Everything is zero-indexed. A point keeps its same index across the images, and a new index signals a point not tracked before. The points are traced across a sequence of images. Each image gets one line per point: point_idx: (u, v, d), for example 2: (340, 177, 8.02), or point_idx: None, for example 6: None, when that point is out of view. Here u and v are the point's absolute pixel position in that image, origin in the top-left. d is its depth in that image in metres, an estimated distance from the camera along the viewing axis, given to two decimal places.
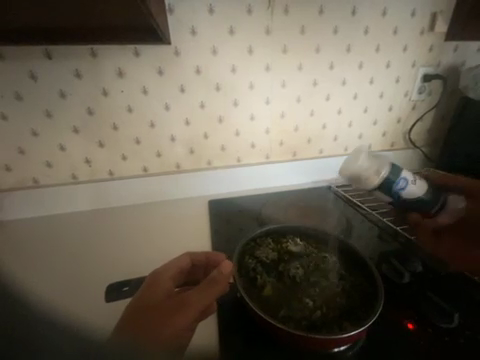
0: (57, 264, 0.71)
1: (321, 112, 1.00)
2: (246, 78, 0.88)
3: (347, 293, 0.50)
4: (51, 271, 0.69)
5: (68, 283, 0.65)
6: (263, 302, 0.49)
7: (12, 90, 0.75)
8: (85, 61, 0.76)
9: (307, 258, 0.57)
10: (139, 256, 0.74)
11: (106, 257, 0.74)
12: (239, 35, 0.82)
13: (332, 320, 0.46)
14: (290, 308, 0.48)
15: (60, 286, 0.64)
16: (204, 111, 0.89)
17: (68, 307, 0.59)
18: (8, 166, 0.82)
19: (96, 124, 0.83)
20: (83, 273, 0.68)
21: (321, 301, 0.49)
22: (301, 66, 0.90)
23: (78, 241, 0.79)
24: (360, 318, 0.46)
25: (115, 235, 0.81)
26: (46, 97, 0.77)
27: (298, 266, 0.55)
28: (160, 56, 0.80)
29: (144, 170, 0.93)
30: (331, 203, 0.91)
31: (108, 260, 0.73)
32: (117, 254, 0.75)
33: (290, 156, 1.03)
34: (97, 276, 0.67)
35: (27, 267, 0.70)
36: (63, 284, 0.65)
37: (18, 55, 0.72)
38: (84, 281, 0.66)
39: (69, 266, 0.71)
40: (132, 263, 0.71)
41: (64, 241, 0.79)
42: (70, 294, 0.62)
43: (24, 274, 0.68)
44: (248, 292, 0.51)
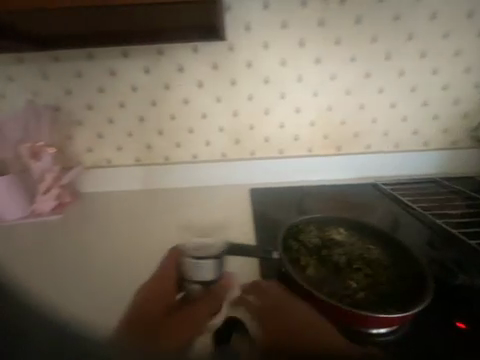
0: (61, 255, 0.69)
1: (371, 105, 0.95)
2: (295, 70, 0.89)
3: (391, 283, 0.53)
4: (55, 262, 0.67)
5: (54, 273, 0.64)
6: (307, 279, 0.53)
7: (97, 84, 0.90)
8: (153, 59, 0.88)
9: (351, 247, 0.60)
10: (160, 235, 0.74)
11: (114, 244, 0.71)
12: (291, 28, 0.84)
13: (374, 302, 0.49)
14: (334, 288, 0.51)
15: (45, 278, 0.62)
16: (252, 103, 0.94)
17: (52, 297, 0.57)
18: (89, 148, 0.98)
19: (157, 114, 0.95)
20: (83, 265, 0.65)
21: (364, 285, 0.52)
22: (353, 57, 0.88)
23: (87, 232, 0.77)
24: (402, 305, 0.49)
25: (130, 219, 0.81)
26: (122, 90, 0.91)
27: (342, 252, 0.58)
28: (216, 52, 0.87)
29: (193, 157, 1.02)
30: (377, 199, 0.88)
31: (113, 248, 0.70)
32: (135, 234, 0.75)
33: (334, 150, 1.02)
34: (100, 265, 0.65)
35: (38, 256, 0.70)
36: (47, 274, 0.63)
37: (104, 56, 0.87)
38: (68, 270, 0.64)
39: (73, 258, 0.68)
40: (147, 245, 0.70)
41: (75, 232, 0.78)
42: (55, 285, 0.60)
43: (29, 265, 0.67)
44: (292, 268, 0.55)
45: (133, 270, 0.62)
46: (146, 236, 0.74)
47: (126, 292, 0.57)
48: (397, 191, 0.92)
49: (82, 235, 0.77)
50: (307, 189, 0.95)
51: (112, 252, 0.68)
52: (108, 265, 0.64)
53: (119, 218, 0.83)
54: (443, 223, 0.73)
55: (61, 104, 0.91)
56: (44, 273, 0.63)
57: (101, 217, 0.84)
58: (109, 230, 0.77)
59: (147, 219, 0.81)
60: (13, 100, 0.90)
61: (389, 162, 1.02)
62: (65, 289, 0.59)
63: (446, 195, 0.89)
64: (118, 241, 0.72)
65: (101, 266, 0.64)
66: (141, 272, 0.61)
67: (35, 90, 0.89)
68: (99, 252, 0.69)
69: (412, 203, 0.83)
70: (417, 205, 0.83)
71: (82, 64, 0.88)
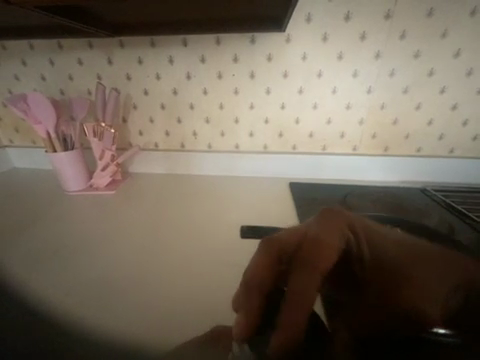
0: (70, 244, 0.68)
1: (430, 105, 0.90)
2: (351, 65, 0.87)
3: None
4: (62, 249, 0.65)
5: (65, 265, 0.60)
6: None
7: (155, 71, 0.95)
8: (210, 48, 0.90)
9: None
10: (178, 232, 0.74)
11: (125, 239, 0.71)
12: (354, 21, 0.81)
13: None
14: None
15: (53, 270, 0.58)
16: (301, 96, 0.93)
17: (48, 285, 0.54)
18: (141, 131, 1.04)
19: (207, 102, 0.98)
20: (87, 255, 0.63)
21: None
22: (418, 53, 0.83)
23: (97, 226, 0.77)
24: None
25: (142, 218, 0.81)
26: (177, 78, 0.95)
27: None
28: (273, 43, 0.87)
29: (235, 147, 1.05)
30: (427, 205, 0.84)
31: (125, 241, 0.69)
32: (151, 229, 0.75)
33: (380, 150, 0.99)
34: (107, 257, 0.63)
35: (48, 241, 0.68)
36: (58, 266, 0.59)
37: (165, 44, 0.91)
38: (78, 266, 0.59)
39: (79, 248, 0.66)
40: (158, 244, 0.68)
41: (85, 225, 0.77)
42: (63, 278, 0.56)
43: (37, 249, 0.66)
44: None
45: (142, 274, 0.57)
46: (161, 231, 0.74)
47: (124, 294, 0.51)
48: (448, 198, 0.87)
49: (96, 232, 0.73)
50: (349, 188, 0.94)
51: (126, 252, 0.65)
52: (118, 266, 0.60)
53: (137, 219, 0.80)
54: None
55: (121, 88, 0.98)
56: (52, 267, 0.59)
57: (119, 215, 0.82)
58: (125, 230, 0.74)
59: (166, 223, 0.78)
60: (80, 82, 0.98)
61: (440, 167, 0.96)
62: (73, 284, 0.54)
63: None
64: (133, 243, 0.68)
65: (112, 265, 0.60)
66: (152, 277, 0.56)
67: (100, 73, 0.96)
68: (113, 252, 0.65)
69: (467, 211, 0.78)
70: (474, 213, 0.78)
71: (144, 50, 0.93)
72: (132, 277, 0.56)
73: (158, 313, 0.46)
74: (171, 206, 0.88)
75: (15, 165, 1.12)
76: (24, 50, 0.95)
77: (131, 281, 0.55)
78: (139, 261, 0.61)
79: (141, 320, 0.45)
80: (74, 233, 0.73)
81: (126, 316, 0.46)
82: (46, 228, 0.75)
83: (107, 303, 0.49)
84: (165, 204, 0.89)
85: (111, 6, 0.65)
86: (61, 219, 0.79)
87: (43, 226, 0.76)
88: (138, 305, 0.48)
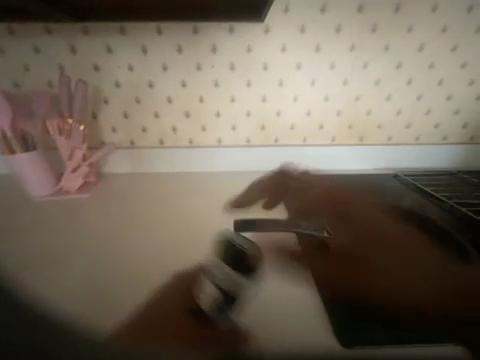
0: (51, 244, 0.68)
1: (399, 96, 0.97)
2: (327, 57, 0.89)
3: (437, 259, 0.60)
4: (44, 250, 0.66)
5: (50, 272, 0.60)
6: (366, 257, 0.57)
7: (127, 61, 0.88)
8: (187, 37, 0.86)
9: (391, 228, 0.67)
10: (167, 228, 0.74)
11: (113, 235, 0.71)
12: (329, 14, 0.83)
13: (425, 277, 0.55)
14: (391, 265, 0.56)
15: (38, 277, 0.59)
16: (282, 88, 0.94)
17: (37, 288, 0.57)
18: (114, 128, 0.96)
19: (186, 95, 0.94)
20: (72, 254, 0.65)
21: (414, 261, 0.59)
22: (388, 46, 0.88)
23: (77, 223, 0.76)
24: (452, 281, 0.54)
25: (128, 215, 0.79)
26: (152, 69, 0.89)
27: (386, 233, 0.65)
28: (252, 33, 0.86)
29: (218, 142, 1.02)
30: (400, 189, 0.91)
31: (113, 238, 0.70)
32: (139, 227, 0.74)
33: (357, 140, 1.04)
34: (94, 255, 0.65)
35: (25, 245, 0.68)
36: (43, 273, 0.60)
37: (136, 32, 0.84)
38: (62, 272, 0.60)
39: (64, 246, 0.68)
40: (148, 240, 0.70)
41: (63, 225, 0.75)
42: (51, 284, 0.58)
43: (16, 251, 0.66)
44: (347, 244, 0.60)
45: (127, 277, 0.60)
46: (150, 227, 0.74)
47: (115, 291, 0.56)
48: (417, 181, 0.95)
49: (74, 235, 0.71)
50: (330, 178, 0.98)
51: (109, 256, 0.65)
52: (102, 269, 0.61)
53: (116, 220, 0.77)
54: (467, 210, 0.76)
55: (88, 80, 0.89)
56: (36, 275, 0.60)
57: (95, 216, 0.79)
58: (104, 232, 0.73)
59: (147, 222, 0.77)
60: (38, 73, 0.86)
61: (408, 154, 1.05)
62: (62, 290, 0.57)
63: (465, 186, 0.93)
64: (114, 247, 0.67)
65: (96, 269, 0.61)
66: (137, 280, 0.59)
67: (61, 63, 0.86)
68: (95, 254, 0.65)
69: (434, 192, 0.86)
70: (440, 194, 0.86)
71: (113, 38, 0.85)
72: (118, 280, 0.59)
73: (145, 311, 0.51)
74: (152, 205, 0.84)
75: None
76: None
77: (118, 283, 0.58)
78: (124, 264, 0.63)
79: (128, 319, 0.51)
80: (50, 236, 0.71)
81: (116, 317, 0.51)
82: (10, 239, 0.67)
83: (98, 306, 0.54)
84: (145, 203, 0.85)
85: None
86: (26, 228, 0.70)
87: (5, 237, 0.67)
88: (126, 306, 0.53)
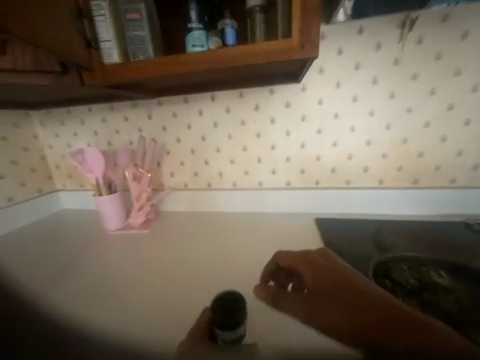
0: (93, 273, 0.75)
1: (456, 137, 0.89)
2: (366, 105, 0.92)
3: None
4: (86, 278, 0.72)
5: (88, 296, 0.64)
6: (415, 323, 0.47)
7: (186, 122, 1.09)
8: (234, 101, 1.03)
9: (459, 293, 0.56)
10: (194, 259, 0.79)
11: (143, 266, 0.77)
12: (364, 69, 0.88)
13: None
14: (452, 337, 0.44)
15: (81, 299, 0.63)
16: (320, 136, 0.99)
17: (74, 308, 0.60)
18: (172, 173, 1.15)
19: (232, 145, 1.08)
20: (110, 281, 0.70)
21: None
22: (433, 90, 0.86)
23: (117, 257, 0.84)
24: None
25: (160, 249, 0.87)
26: (205, 126, 1.08)
27: (451, 299, 0.54)
28: (289, 92, 0.97)
29: (259, 184, 1.10)
30: (474, 242, 0.76)
31: (143, 268, 0.76)
32: (168, 260, 0.80)
33: (410, 183, 0.96)
34: (126, 283, 0.69)
35: (71, 274, 0.75)
36: (84, 295, 0.64)
37: (195, 100, 1.06)
38: (100, 296, 0.64)
39: (102, 275, 0.73)
40: (173, 270, 0.73)
41: (106, 259, 0.84)
42: (87, 306, 0.60)
43: (64, 279, 0.72)
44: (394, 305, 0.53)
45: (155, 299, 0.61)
46: (177, 259, 0.80)
47: (143, 313, 0.57)
48: None
49: (117, 265, 0.79)
50: (380, 223, 0.91)
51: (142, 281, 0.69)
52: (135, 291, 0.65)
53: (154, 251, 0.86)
54: None
55: (158, 137, 1.13)
56: (76, 296, 0.64)
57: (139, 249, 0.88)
58: (142, 262, 0.80)
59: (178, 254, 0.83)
60: (124, 134, 1.15)
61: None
62: (97, 310, 0.58)
63: None
64: (148, 274, 0.72)
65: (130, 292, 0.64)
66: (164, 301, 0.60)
67: (140, 126, 1.13)
68: (128, 281, 0.70)
69: None
70: None
71: (178, 106, 1.08)
72: (149, 305, 0.59)
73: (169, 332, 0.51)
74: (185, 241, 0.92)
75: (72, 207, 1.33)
76: (84, 113, 1.18)
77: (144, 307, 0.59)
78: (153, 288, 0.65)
79: (159, 337, 0.50)
80: (95, 267, 0.78)
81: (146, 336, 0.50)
82: (64, 275, 0.75)
83: (129, 325, 0.53)
84: (180, 238, 0.94)
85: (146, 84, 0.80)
86: (73, 266, 0.80)
87: (57, 273, 0.76)
88: (154, 326, 0.53)
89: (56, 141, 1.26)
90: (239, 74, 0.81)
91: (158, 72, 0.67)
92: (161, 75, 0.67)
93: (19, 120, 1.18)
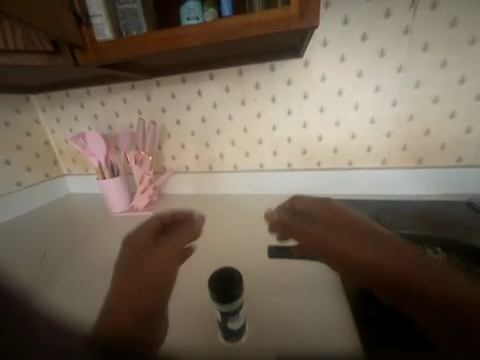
0: (88, 266, 0.75)
1: (465, 113, 0.85)
2: (372, 81, 0.87)
3: None
4: (81, 273, 0.72)
5: (83, 292, 0.64)
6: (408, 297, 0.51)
7: (186, 104, 1.07)
8: (233, 79, 0.99)
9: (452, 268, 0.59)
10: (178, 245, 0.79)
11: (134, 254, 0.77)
12: (371, 41, 0.83)
13: None
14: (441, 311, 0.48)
15: (77, 295, 0.63)
16: (323, 114, 0.96)
17: (71, 307, 0.60)
18: (174, 156, 1.16)
19: (232, 127, 1.06)
20: (104, 274, 0.70)
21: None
22: (445, 62, 0.80)
23: (110, 248, 0.84)
24: None
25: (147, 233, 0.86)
26: (205, 107, 1.06)
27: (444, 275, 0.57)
28: (290, 69, 0.93)
29: (260, 166, 1.09)
30: (475, 221, 0.76)
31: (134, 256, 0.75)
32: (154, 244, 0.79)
33: (414, 162, 0.94)
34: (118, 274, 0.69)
35: (67, 268, 0.75)
36: (80, 291, 0.64)
37: (194, 80, 1.03)
38: (97, 290, 0.64)
39: (96, 268, 0.74)
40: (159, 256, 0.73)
41: (102, 249, 0.84)
42: (83, 304, 0.61)
43: (60, 275, 0.73)
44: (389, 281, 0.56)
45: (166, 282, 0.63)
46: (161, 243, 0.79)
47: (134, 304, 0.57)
48: None
49: (114, 258, 0.78)
50: (381, 203, 0.91)
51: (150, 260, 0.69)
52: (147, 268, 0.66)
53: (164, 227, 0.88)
54: None
55: (158, 119, 1.12)
56: (71, 294, 0.64)
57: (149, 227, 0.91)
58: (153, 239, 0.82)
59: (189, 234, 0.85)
60: (124, 117, 1.15)
61: None
62: (92, 308, 0.59)
63: None
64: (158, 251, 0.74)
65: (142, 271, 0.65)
66: (171, 285, 0.62)
67: (140, 109, 1.12)
68: (120, 272, 0.70)
69: None
70: None
71: (177, 86, 1.06)
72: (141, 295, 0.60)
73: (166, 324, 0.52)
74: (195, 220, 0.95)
75: (79, 191, 1.37)
76: (82, 96, 1.16)
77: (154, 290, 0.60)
78: (162, 270, 0.67)
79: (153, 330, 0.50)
80: (91, 259, 0.79)
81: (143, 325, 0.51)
82: (61, 269, 0.75)
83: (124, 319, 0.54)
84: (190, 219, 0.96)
85: (141, 63, 0.78)
86: (70, 260, 0.80)
87: (56, 266, 0.77)
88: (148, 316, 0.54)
89: (58, 126, 1.26)
90: (236, 50, 0.78)
91: (150, 50, 0.64)
92: (154, 53, 0.65)
93: (19, 105, 1.18)
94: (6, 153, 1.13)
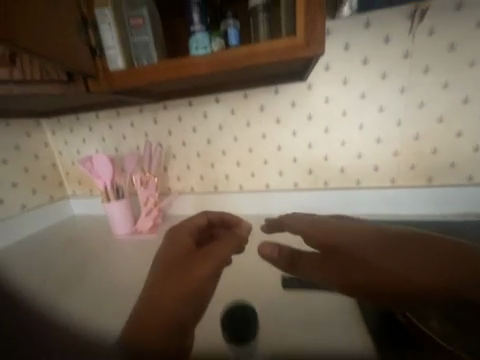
0: (104, 277, 0.74)
1: (472, 132, 0.85)
2: (375, 102, 0.89)
3: None
4: (97, 284, 0.71)
5: (101, 303, 0.63)
6: None
7: (192, 126, 1.09)
8: (238, 102, 1.02)
9: None
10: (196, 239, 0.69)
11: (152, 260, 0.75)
12: (372, 64, 0.85)
13: None
14: None
15: (94, 309, 0.61)
16: (328, 135, 0.96)
17: (90, 319, 0.59)
18: (179, 177, 1.16)
19: (237, 148, 1.07)
20: (122, 283, 0.69)
21: None
22: (447, 83, 0.82)
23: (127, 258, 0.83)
24: None
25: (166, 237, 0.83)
26: (210, 129, 1.07)
27: None
28: (294, 92, 0.95)
29: (266, 186, 1.08)
30: None
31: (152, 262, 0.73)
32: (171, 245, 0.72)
33: (423, 181, 0.92)
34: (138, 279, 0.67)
35: (82, 281, 0.74)
36: (96, 305, 0.62)
37: (200, 103, 1.06)
38: (113, 303, 0.62)
39: (112, 279, 0.72)
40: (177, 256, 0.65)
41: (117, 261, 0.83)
42: (101, 315, 0.59)
43: (76, 287, 0.72)
44: None
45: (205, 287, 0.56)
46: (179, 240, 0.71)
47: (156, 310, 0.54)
48: None
49: (128, 268, 0.75)
50: None
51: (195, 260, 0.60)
52: (191, 272, 0.57)
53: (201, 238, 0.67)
54: None
55: (164, 141, 1.13)
56: (89, 305, 0.63)
57: (191, 235, 0.70)
58: (193, 247, 0.64)
59: (233, 248, 0.65)
60: (131, 140, 1.17)
61: None
62: (111, 317, 0.57)
63: None
64: (213, 255, 0.62)
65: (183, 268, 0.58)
66: (198, 291, 0.55)
67: (147, 131, 1.14)
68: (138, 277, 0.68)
69: None
70: None
71: (183, 109, 1.08)
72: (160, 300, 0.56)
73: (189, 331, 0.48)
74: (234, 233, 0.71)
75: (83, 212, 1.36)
76: (92, 120, 1.20)
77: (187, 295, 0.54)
78: (179, 272, 0.58)
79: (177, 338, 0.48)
80: (106, 270, 0.77)
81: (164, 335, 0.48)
82: (75, 284, 0.73)
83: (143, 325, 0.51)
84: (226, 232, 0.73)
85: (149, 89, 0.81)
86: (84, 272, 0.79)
87: (71, 279, 0.76)
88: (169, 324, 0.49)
89: (66, 148, 1.28)
90: (244, 76, 0.81)
91: (159, 78, 0.67)
92: (163, 81, 0.68)
93: (30, 129, 1.21)
94: (13, 176, 1.14)
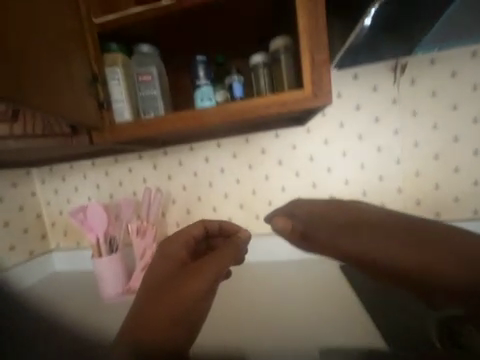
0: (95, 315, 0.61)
1: (468, 167, 0.88)
2: (373, 142, 0.93)
3: None
4: (91, 315, 0.60)
5: (89, 322, 0.52)
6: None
7: (193, 170, 1.07)
8: (240, 146, 1.03)
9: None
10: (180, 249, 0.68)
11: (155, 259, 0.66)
12: (365, 109, 0.92)
13: None
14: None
15: (95, 321, 0.51)
16: (331, 174, 0.97)
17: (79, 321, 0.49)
18: (178, 224, 1.08)
19: (241, 190, 1.04)
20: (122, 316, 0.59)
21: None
22: (436, 124, 0.88)
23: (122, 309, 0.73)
24: None
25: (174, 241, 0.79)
26: (212, 174, 1.06)
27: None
28: (294, 135, 0.98)
29: (272, 229, 1.03)
30: None
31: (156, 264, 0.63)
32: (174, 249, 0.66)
33: (432, 216, 0.91)
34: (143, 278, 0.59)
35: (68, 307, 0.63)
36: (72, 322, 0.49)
37: (201, 148, 1.06)
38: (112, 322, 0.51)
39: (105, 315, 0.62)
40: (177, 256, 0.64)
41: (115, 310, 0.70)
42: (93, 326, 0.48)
43: (63, 307, 0.61)
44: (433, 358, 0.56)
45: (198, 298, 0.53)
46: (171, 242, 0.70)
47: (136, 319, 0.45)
48: None
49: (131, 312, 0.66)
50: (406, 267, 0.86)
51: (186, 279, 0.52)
52: (184, 289, 0.50)
53: (198, 252, 0.67)
54: None
55: (163, 187, 1.09)
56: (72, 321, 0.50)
57: (184, 247, 0.66)
58: (189, 260, 0.61)
59: (230, 260, 0.62)
60: (128, 186, 1.12)
61: None
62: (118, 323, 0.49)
63: None
64: (209, 269, 0.56)
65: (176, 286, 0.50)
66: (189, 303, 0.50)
67: (145, 177, 1.10)
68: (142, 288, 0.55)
69: None
70: None
71: (184, 154, 1.08)
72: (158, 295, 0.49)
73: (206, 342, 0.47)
74: (233, 243, 0.71)
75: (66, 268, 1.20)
76: (86, 167, 1.16)
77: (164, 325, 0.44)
78: (178, 284, 0.52)
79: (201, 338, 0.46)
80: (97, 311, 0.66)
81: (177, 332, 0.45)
82: (65, 307, 0.61)
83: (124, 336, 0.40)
84: (223, 242, 0.74)
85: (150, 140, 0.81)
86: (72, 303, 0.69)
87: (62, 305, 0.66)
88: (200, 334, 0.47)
89: (55, 197, 1.20)
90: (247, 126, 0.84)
91: (159, 129, 0.67)
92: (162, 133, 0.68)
93: (17, 179, 1.14)
94: None
